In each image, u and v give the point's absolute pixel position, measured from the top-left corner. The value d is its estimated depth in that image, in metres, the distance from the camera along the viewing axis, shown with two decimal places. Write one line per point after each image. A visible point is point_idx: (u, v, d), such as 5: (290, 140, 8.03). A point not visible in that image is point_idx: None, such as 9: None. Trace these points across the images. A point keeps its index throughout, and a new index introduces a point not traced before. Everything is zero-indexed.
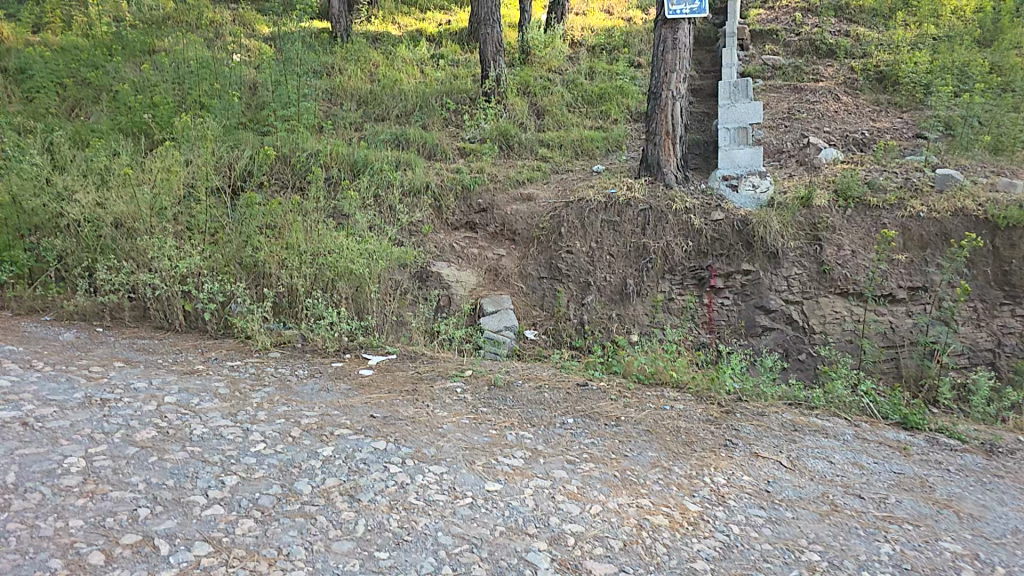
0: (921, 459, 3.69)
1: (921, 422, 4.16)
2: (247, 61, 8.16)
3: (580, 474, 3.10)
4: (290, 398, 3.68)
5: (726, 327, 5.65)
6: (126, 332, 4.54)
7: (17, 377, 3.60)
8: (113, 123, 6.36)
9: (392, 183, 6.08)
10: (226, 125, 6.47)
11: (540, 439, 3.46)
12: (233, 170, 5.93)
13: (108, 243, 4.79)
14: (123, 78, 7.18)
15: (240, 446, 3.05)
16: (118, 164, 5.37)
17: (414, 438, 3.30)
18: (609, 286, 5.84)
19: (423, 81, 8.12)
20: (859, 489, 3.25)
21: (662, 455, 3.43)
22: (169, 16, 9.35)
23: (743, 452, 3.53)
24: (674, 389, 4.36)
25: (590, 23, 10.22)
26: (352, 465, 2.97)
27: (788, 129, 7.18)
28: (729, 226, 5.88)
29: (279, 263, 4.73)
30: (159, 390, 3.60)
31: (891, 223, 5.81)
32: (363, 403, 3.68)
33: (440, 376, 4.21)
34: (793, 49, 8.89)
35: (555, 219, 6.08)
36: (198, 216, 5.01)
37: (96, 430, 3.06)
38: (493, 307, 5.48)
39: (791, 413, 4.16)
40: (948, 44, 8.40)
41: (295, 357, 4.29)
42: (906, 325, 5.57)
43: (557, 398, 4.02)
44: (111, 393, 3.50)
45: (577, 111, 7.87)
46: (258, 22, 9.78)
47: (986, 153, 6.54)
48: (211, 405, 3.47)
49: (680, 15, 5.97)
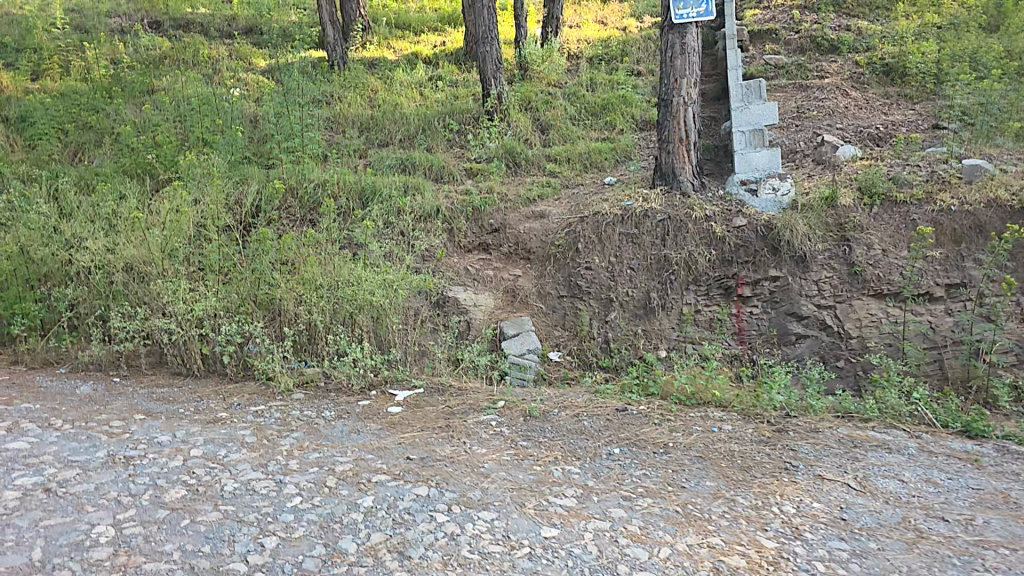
0: (995, 472, 3.48)
1: (986, 429, 3.97)
2: (246, 95, 8.03)
3: (639, 512, 2.88)
4: (321, 444, 3.46)
5: (758, 337, 5.44)
6: (144, 381, 4.34)
7: (36, 438, 3.39)
8: (117, 165, 6.22)
9: (401, 209, 5.93)
10: (231, 160, 6.33)
11: (588, 473, 3.24)
12: (243, 207, 5.78)
13: (121, 289, 4.63)
14: (124, 120, 7.06)
15: (276, 502, 2.83)
16: (125, 208, 5.24)
17: (456, 481, 3.07)
18: (632, 301, 5.63)
19: (423, 104, 7.97)
20: (940, 510, 3.05)
21: (722, 483, 3.21)
22: (165, 55, 9.24)
23: (807, 475, 3.32)
24: (718, 408, 4.12)
25: (586, 34, 10.10)
26: (396, 516, 2.75)
27: (799, 128, 6.95)
28: (752, 232, 5.63)
29: (297, 299, 4.53)
30: (184, 443, 3.39)
31: (922, 219, 5.56)
32: (397, 443, 3.47)
33: (472, 410, 3.97)
34: (795, 47, 8.68)
35: (570, 235, 5.85)
36: (210, 255, 4.83)
37: (123, 493, 2.85)
38: (515, 330, 5.28)
39: (845, 427, 3.93)
40: (953, 32, 8.21)
41: (320, 398, 4.08)
42: (948, 324, 5.30)
43: (599, 426, 3.80)
44: (134, 450, 3.29)
45: (581, 124, 7.71)
46: (254, 55, 9.65)
47: (1008, 141, 6.23)
48: (239, 456, 3.26)
49: (687, 19, 5.77)
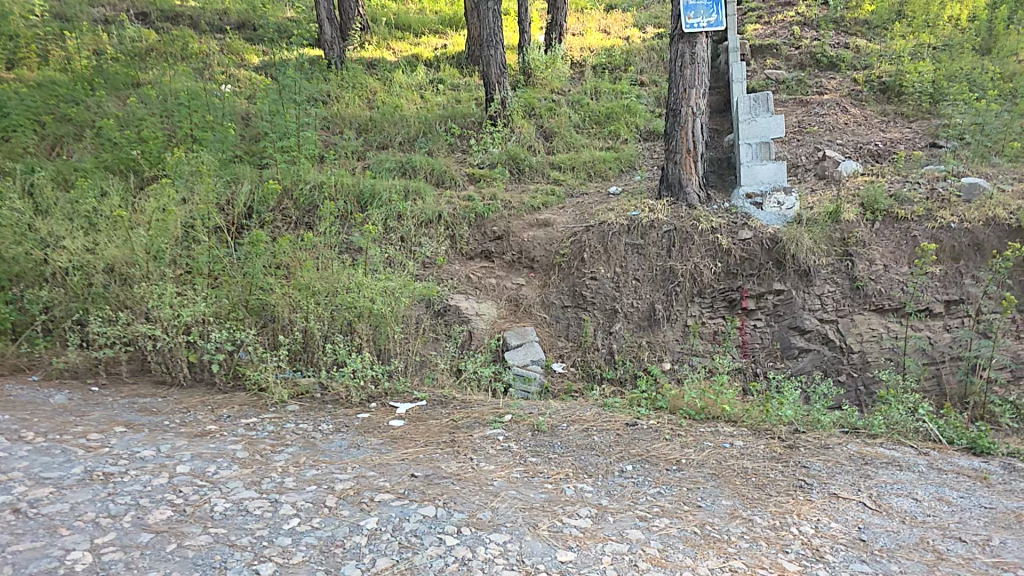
0: (1005, 490, 3.43)
1: (991, 446, 3.96)
2: (238, 92, 7.83)
3: (656, 533, 2.78)
4: (319, 459, 3.31)
5: (761, 350, 5.40)
6: (124, 390, 4.15)
7: (5, 452, 3.18)
8: (97, 161, 5.98)
9: (402, 214, 5.86)
10: (221, 158, 6.13)
11: (602, 492, 3.13)
12: (234, 208, 5.62)
13: (101, 291, 4.42)
14: (106, 113, 6.82)
15: (272, 524, 2.67)
16: (107, 206, 5.03)
17: (465, 500, 2.94)
18: (637, 313, 5.56)
19: (424, 106, 7.87)
20: (957, 530, 2.98)
21: (737, 502, 3.12)
22: (152, 48, 8.98)
23: (822, 494, 3.25)
24: (729, 423, 4.06)
25: (588, 42, 10.06)
26: (403, 539, 2.61)
27: (801, 143, 6.97)
28: (758, 245, 5.60)
29: (292, 306, 4.36)
30: (170, 459, 3.21)
31: (923, 235, 5.54)
32: (400, 459, 3.33)
33: (478, 424, 3.85)
34: (795, 62, 8.71)
35: (576, 244, 5.79)
36: (198, 257, 4.64)
37: (101, 514, 2.67)
38: (518, 340, 5.20)
39: (855, 443, 3.89)
40: (948, 54, 8.22)
41: (317, 410, 3.93)
42: (946, 340, 5.28)
43: (608, 442, 3.70)
44: (115, 465, 3.10)
45: (585, 132, 7.65)
46: (245, 51, 9.44)
47: (1006, 161, 6.29)
48: (230, 473, 3.09)
49: (698, 28, 5.68)
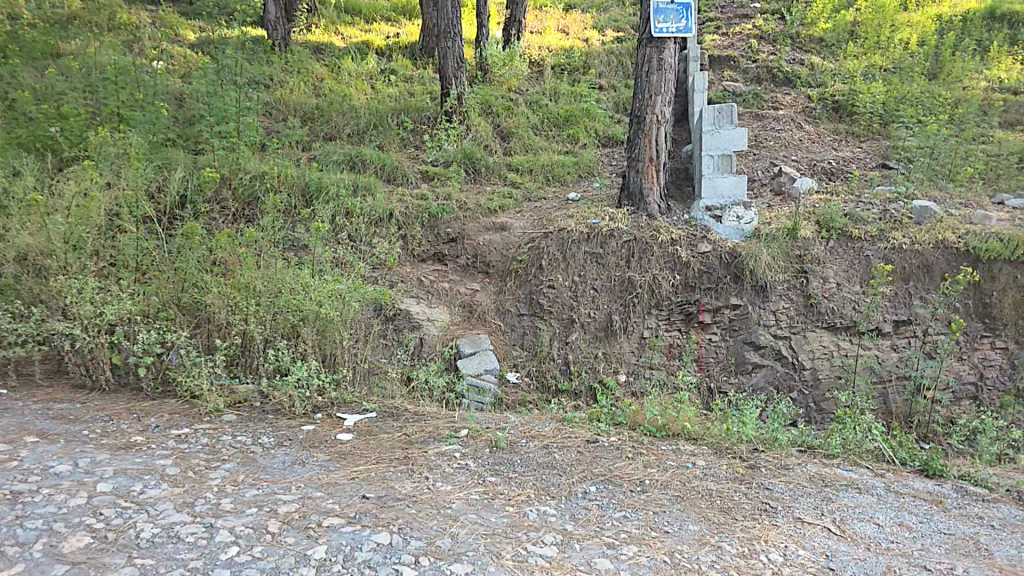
0: (961, 515, 3.45)
1: (943, 469, 4.00)
2: (171, 70, 7.37)
3: (625, 562, 2.62)
4: (258, 477, 3.01)
5: (716, 365, 5.35)
6: (37, 394, 3.72)
7: None
8: (9, 136, 5.44)
9: (352, 211, 5.61)
10: (152, 141, 5.74)
11: (565, 516, 2.96)
12: (167, 196, 5.26)
13: (10, 283, 3.99)
14: (21, 83, 6.28)
15: (207, 553, 2.37)
16: (21, 186, 4.57)
17: (421, 526, 2.71)
18: (594, 323, 5.45)
19: (375, 98, 7.58)
20: (920, 558, 2.94)
21: (703, 527, 3.01)
22: (74, 16, 8.35)
23: (787, 518, 3.17)
24: (688, 441, 3.97)
25: (547, 42, 9.93)
26: (353, 571, 2.36)
27: (757, 157, 7.04)
28: (717, 259, 5.58)
29: (230, 306, 4.05)
30: (89, 475, 2.85)
31: (875, 255, 5.60)
32: (349, 479, 3.06)
33: (433, 439, 3.61)
34: (752, 75, 8.84)
35: (534, 251, 5.65)
36: (124, 250, 4.24)
37: (7, 542, 2.32)
38: (472, 348, 5.00)
39: (813, 464, 3.87)
40: (899, 76, 8.49)
41: (255, 421, 3.62)
42: (892, 359, 5.32)
43: (570, 460, 3.54)
44: (24, 482, 2.73)
45: (542, 134, 7.52)
46: (181, 27, 8.94)
47: (951, 185, 6.53)
48: (159, 494, 2.75)
49: (668, 32, 5.55)
